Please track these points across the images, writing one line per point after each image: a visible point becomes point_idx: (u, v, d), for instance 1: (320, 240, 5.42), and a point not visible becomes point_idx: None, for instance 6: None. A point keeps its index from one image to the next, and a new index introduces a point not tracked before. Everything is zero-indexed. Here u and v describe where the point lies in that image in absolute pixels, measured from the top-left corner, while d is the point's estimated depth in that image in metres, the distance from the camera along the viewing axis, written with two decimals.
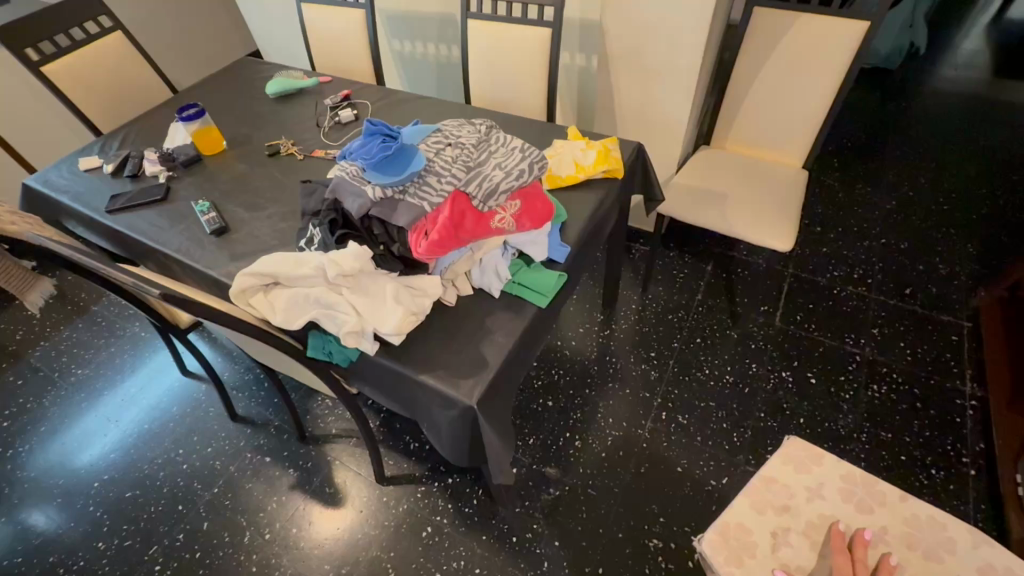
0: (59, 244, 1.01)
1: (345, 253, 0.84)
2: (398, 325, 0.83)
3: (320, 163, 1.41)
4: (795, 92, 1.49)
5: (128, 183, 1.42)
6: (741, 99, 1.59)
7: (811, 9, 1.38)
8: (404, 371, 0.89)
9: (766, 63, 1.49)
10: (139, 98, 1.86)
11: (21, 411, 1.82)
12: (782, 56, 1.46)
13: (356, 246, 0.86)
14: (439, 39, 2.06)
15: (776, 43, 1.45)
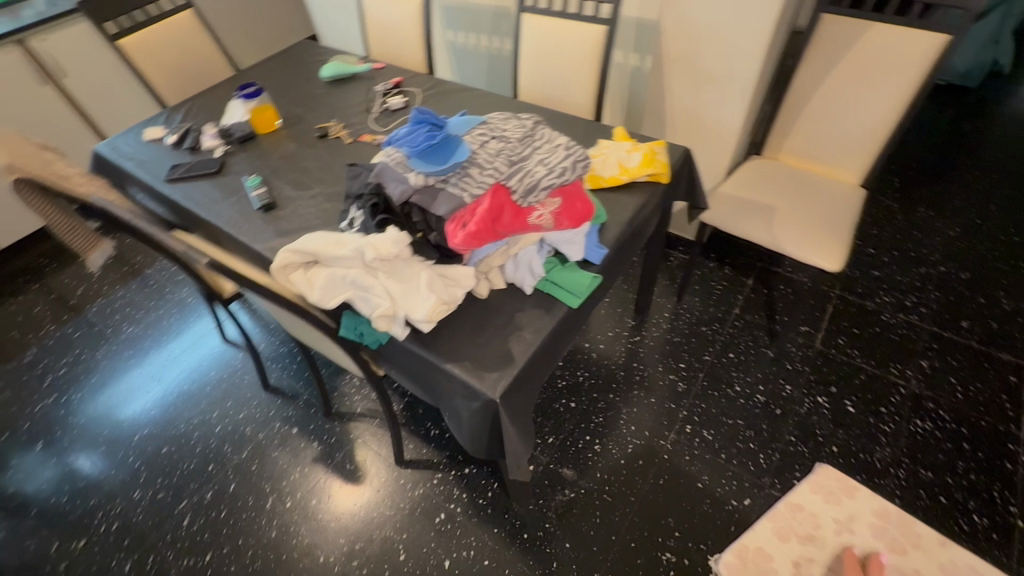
0: (120, 208, 1.07)
1: (385, 238, 0.86)
2: (429, 313, 0.84)
3: (367, 148, 1.44)
4: (859, 104, 1.42)
5: (187, 155, 1.49)
6: (799, 109, 1.53)
7: (884, 18, 1.31)
8: (431, 359, 0.90)
9: (830, 73, 1.43)
10: (202, 74, 1.95)
11: (75, 361, 1.95)
12: (849, 66, 1.39)
13: (396, 231, 0.87)
14: (493, 32, 2.06)
15: (843, 52, 1.39)
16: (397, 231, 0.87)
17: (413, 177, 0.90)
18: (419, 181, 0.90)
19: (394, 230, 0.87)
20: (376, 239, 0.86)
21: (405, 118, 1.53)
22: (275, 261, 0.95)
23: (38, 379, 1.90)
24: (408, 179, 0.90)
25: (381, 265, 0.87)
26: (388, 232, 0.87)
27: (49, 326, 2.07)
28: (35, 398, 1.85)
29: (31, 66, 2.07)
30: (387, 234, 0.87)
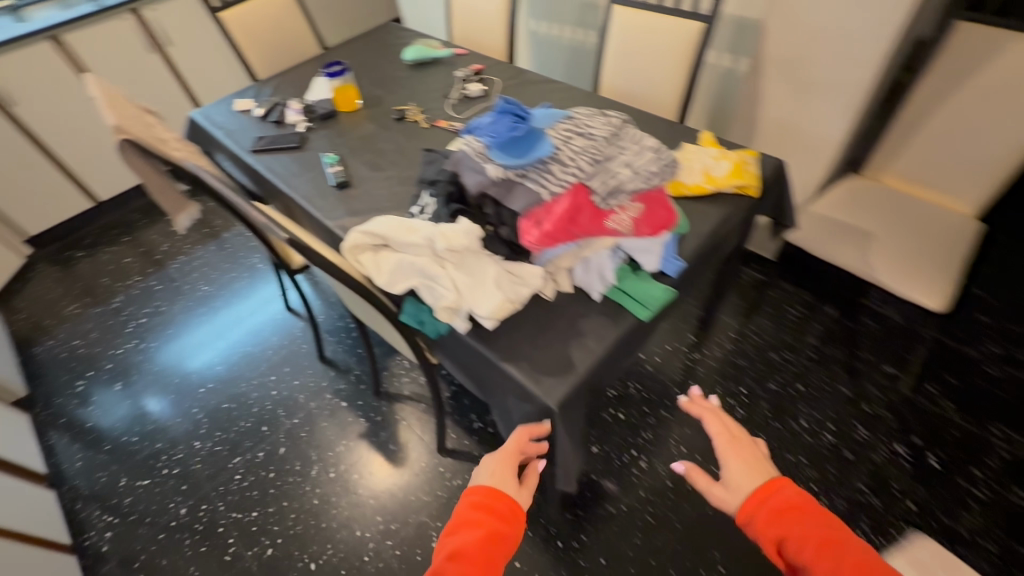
0: (210, 177, 1.13)
1: (456, 230, 0.85)
2: (494, 311, 0.83)
3: (443, 133, 1.43)
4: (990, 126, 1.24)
5: (272, 127, 1.54)
6: (916, 127, 1.37)
7: None
8: (488, 355, 0.88)
9: (960, 88, 1.27)
10: (292, 51, 2.02)
11: (155, 313, 2.09)
12: (984, 81, 1.23)
13: (468, 225, 0.86)
14: (578, 23, 1.99)
15: (979, 65, 1.22)
16: (468, 224, 0.86)
17: (487, 168, 0.87)
18: (492, 171, 0.86)
19: (466, 223, 0.86)
20: (447, 231, 0.85)
21: (482, 107, 1.51)
22: (346, 241, 0.95)
23: (121, 324, 2.06)
24: (482, 170, 0.88)
25: (449, 257, 0.86)
26: (460, 225, 0.85)
27: (135, 276, 2.24)
28: (117, 342, 2.00)
29: (142, 33, 2.22)
30: (458, 226, 0.85)
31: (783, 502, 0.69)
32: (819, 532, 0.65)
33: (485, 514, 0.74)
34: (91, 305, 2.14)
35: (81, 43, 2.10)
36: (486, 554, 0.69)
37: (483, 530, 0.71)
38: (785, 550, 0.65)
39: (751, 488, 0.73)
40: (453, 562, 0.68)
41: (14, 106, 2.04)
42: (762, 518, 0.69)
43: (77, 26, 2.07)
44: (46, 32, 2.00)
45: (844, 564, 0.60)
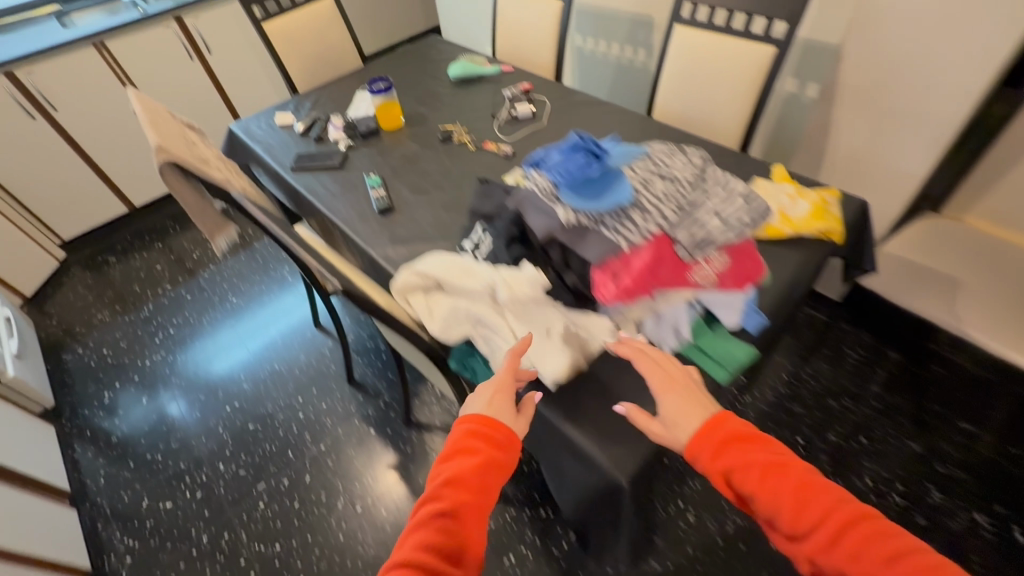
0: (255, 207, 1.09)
1: (520, 277, 0.78)
2: (559, 369, 0.74)
3: (490, 157, 1.36)
4: None
5: (313, 144, 1.48)
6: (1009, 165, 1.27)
7: None
8: (548, 416, 0.80)
9: None
10: (332, 62, 1.97)
11: (184, 323, 2.06)
12: None
13: (534, 271, 0.78)
14: (628, 40, 1.91)
15: None
16: (534, 271, 0.79)
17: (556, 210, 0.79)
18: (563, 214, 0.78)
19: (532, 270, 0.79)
20: (510, 279, 0.79)
21: (532, 130, 1.43)
22: (396, 278, 0.89)
23: (150, 334, 2.03)
24: (550, 211, 0.80)
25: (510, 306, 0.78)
26: (524, 273, 0.78)
27: (166, 284, 2.21)
28: (145, 353, 1.97)
29: (182, 40, 2.20)
30: (522, 274, 0.78)
31: (729, 438, 0.62)
32: (767, 462, 0.59)
33: (481, 445, 0.63)
34: (121, 313, 2.12)
35: (124, 49, 2.09)
36: (483, 489, 0.60)
37: (478, 462, 0.61)
38: (733, 484, 0.59)
39: (694, 428, 0.64)
40: (449, 492, 0.58)
41: (56, 111, 2.04)
42: (707, 454, 0.61)
43: (121, 33, 2.06)
44: (90, 38, 1.99)
45: (791, 490, 0.56)
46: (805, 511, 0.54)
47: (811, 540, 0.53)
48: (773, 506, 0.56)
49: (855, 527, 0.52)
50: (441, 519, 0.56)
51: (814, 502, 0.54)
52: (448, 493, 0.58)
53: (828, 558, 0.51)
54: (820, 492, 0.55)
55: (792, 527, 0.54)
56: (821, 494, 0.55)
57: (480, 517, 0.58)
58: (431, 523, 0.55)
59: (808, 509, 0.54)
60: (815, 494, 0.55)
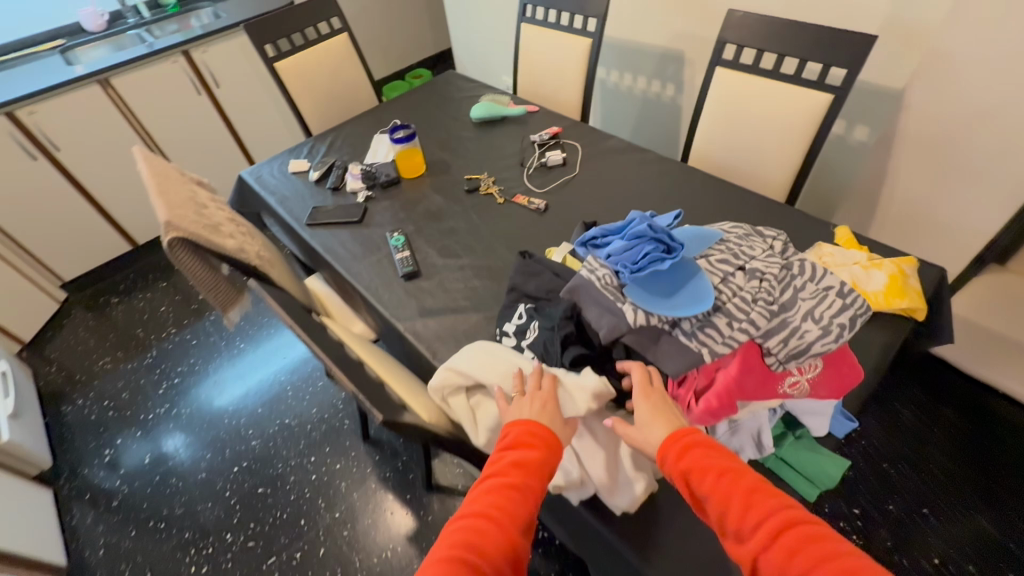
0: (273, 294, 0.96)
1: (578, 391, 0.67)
2: (629, 498, 0.67)
3: (521, 211, 1.26)
4: None
5: (329, 195, 1.39)
6: None
7: None
8: (616, 544, 0.69)
9: None
10: (345, 99, 1.89)
11: (189, 371, 1.95)
12: None
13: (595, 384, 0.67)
14: (655, 75, 1.82)
15: None
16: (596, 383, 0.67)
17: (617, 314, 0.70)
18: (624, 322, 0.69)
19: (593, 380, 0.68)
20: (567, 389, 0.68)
21: (564, 179, 1.33)
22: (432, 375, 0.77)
23: (154, 384, 1.93)
24: (612, 313, 0.71)
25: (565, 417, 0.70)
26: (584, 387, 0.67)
27: (171, 328, 2.11)
28: (148, 406, 1.86)
29: (190, 74, 2.12)
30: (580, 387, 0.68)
31: (696, 442, 0.59)
32: (728, 467, 0.56)
33: (544, 442, 0.62)
34: (124, 359, 2.02)
35: (130, 86, 2.01)
36: (545, 482, 0.59)
37: (540, 457, 0.60)
38: (691, 487, 0.56)
39: (658, 434, 0.61)
40: (514, 471, 0.59)
41: (59, 151, 1.96)
42: (668, 455, 0.58)
43: (127, 69, 1.98)
44: (95, 76, 1.91)
45: (740, 492, 0.53)
46: (757, 515, 0.51)
47: (755, 542, 0.49)
48: (724, 508, 0.53)
49: (805, 533, 0.48)
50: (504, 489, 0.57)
51: (767, 505, 0.51)
52: (512, 473, 0.59)
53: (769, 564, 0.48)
54: (773, 500, 0.52)
55: (739, 530, 0.51)
56: (779, 502, 0.51)
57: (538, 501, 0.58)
58: (495, 491, 0.57)
59: (758, 512, 0.51)
60: (764, 498, 0.52)
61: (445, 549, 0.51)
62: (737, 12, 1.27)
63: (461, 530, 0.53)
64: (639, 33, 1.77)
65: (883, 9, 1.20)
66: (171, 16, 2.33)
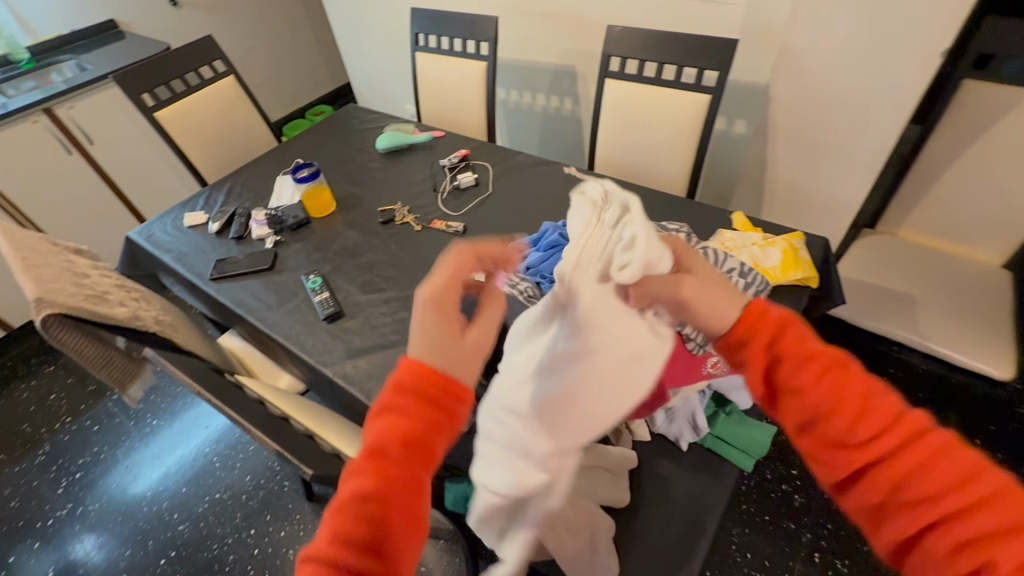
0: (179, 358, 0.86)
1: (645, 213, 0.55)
2: None
3: (439, 236, 1.25)
4: (993, 189, 1.34)
5: (233, 245, 1.31)
6: (920, 195, 1.49)
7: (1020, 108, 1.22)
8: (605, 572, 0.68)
9: (956, 162, 1.37)
10: (241, 144, 1.80)
11: (93, 461, 1.72)
12: (974, 159, 1.34)
13: (594, 206, 0.59)
14: (552, 91, 1.90)
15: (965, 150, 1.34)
16: (575, 205, 0.61)
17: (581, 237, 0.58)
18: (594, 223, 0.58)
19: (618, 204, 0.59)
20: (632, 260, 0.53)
21: (478, 199, 1.34)
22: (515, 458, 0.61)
23: (51, 483, 1.68)
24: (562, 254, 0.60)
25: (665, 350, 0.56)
26: (613, 214, 0.58)
27: (64, 416, 1.87)
28: (46, 510, 1.62)
29: (56, 133, 1.93)
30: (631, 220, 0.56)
31: (794, 330, 0.50)
32: (832, 359, 0.47)
33: (417, 401, 0.48)
34: (8, 463, 1.75)
35: None
36: (416, 461, 0.46)
37: (411, 428, 0.47)
38: (782, 381, 0.48)
39: (736, 312, 0.51)
40: (368, 468, 0.45)
41: None
42: (757, 340, 0.50)
43: None
44: None
45: (852, 395, 0.45)
46: (873, 422, 0.44)
47: (857, 452, 0.43)
48: (828, 413, 0.45)
49: (927, 447, 0.42)
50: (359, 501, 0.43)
51: (884, 410, 0.44)
52: (368, 467, 0.45)
53: (872, 476, 0.43)
54: (888, 403, 0.44)
55: (848, 437, 0.44)
56: (893, 406, 0.44)
57: (409, 493, 0.45)
58: (346, 513, 0.43)
59: (873, 420, 0.44)
60: (882, 403, 0.44)
61: None
62: (616, 28, 1.36)
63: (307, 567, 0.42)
64: (530, 53, 1.84)
65: (740, 16, 1.34)
66: (26, 72, 2.10)
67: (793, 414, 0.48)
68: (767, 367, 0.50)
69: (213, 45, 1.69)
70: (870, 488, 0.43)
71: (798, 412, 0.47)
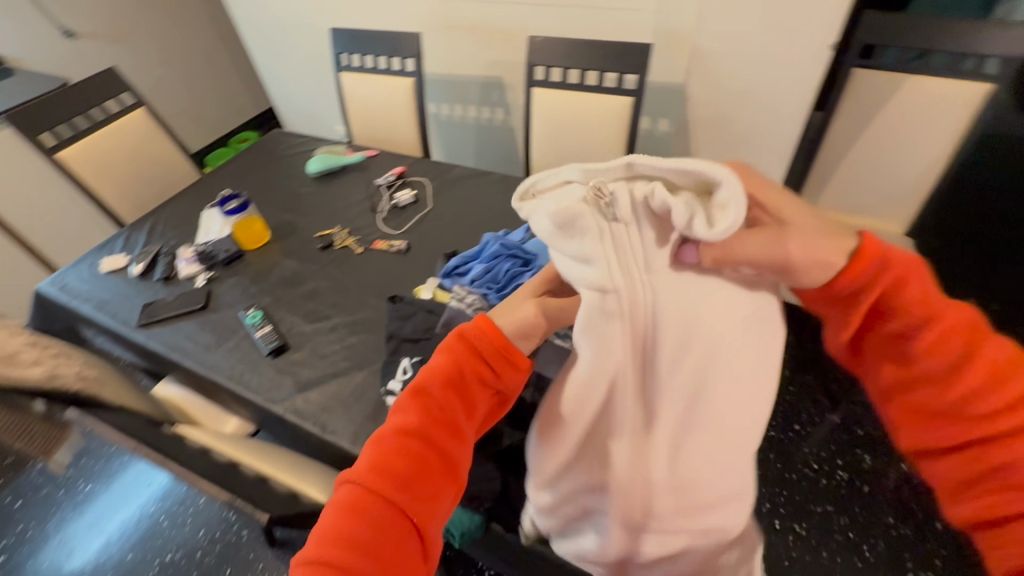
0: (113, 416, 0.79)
1: (679, 169, 0.46)
2: None
3: (382, 256, 1.23)
4: (891, 161, 1.41)
5: (160, 287, 1.23)
6: None
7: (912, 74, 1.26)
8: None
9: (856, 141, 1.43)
10: (160, 179, 1.70)
11: (18, 542, 1.52)
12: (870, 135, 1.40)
13: (591, 207, 0.48)
14: (482, 102, 1.92)
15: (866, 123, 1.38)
16: (558, 213, 0.48)
17: (601, 247, 0.48)
18: (605, 225, 0.48)
19: (615, 188, 0.48)
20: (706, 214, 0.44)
21: (419, 216, 1.33)
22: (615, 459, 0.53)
23: None
24: (586, 268, 0.49)
25: (765, 319, 0.50)
26: (621, 203, 0.47)
27: None
28: None
29: None
30: (655, 193, 0.46)
31: (916, 283, 0.47)
32: (955, 322, 0.46)
33: (468, 355, 0.52)
34: None
35: None
36: (458, 410, 0.50)
37: (454, 375, 0.51)
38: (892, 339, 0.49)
39: (843, 260, 0.48)
40: (411, 408, 0.50)
41: None
42: (868, 296, 0.48)
43: None
44: None
45: (972, 363, 0.45)
46: (988, 396, 0.45)
47: (963, 420, 0.46)
48: (938, 377, 0.47)
49: None
50: (400, 436, 0.48)
51: (1006, 384, 0.44)
52: (411, 408, 0.49)
53: (969, 445, 0.46)
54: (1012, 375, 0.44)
55: (953, 405, 0.46)
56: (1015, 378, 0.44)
57: (451, 441, 0.49)
58: (387, 439, 0.48)
59: (989, 393, 0.45)
60: (1006, 374, 0.44)
61: (331, 517, 0.44)
62: (537, 38, 1.40)
63: (346, 489, 0.46)
64: (457, 66, 1.85)
65: (652, 21, 1.41)
66: None
67: (894, 373, 0.50)
68: (869, 322, 0.51)
69: (117, 77, 1.59)
70: (966, 452, 0.46)
71: (896, 371, 0.50)
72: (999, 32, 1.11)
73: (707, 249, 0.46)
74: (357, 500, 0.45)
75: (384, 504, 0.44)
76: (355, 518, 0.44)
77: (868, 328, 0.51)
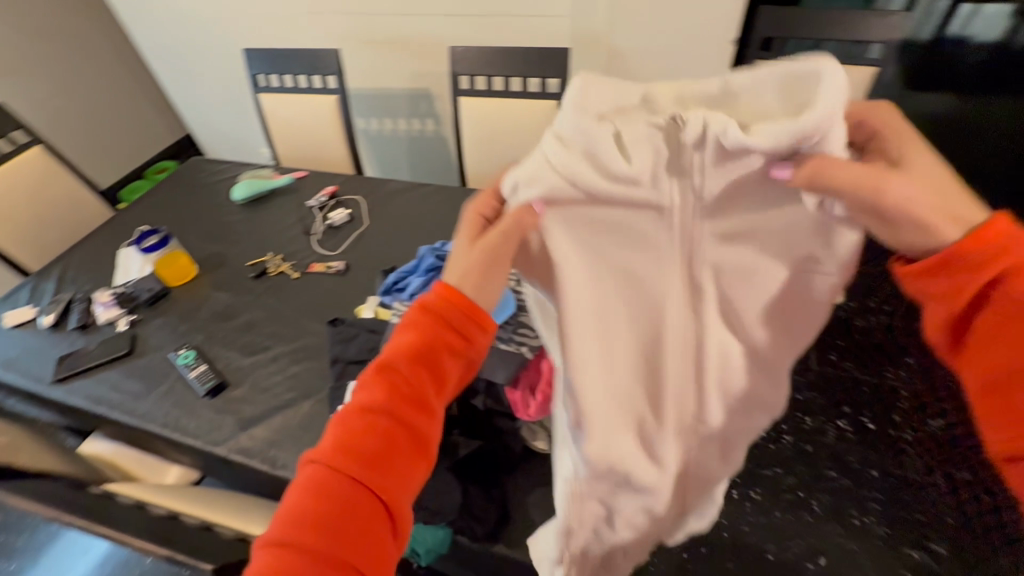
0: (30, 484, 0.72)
1: (770, 83, 0.43)
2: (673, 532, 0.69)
3: (320, 279, 1.20)
4: None
5: (76, 336, 1.14)
6: None
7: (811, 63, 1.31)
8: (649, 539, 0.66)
9: None
10: (67, 220, 1.57)
11: None
12: None
13: (663, 134, 0.45)
14: (412, 115, 1.91)
15: None
16: (614, 132, 0.46)
17: (670, 184, 0.47)
18: (668, 148, 0.46)
19: (691, 115, 0.44)
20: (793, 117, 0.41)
21: (355, 234, 1.30)
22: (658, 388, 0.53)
23: None
24: (634, 201, 0.47)
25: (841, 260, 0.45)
26: (691, 122, 0.44)
27: None
28: None
29: None
30: (728, 130, 0.42)
31: None
32: None
33: (435, 326, 0.49)
34: None
35: None
36: (429, 382, 0.47)
37: (422, 347, 0.48)
38: (998, 325, 0.38)
39: (953, 229, 0.40)
40: (376, 385, 0.46)
41: None
42: (976, 270, 0.38)
43: None
44: None
45: None
46: None
47: None
48: None
49: None
50: (366, 413, 0.45)
51: None
52: (376, 386, 0.46)
53: None
54: None
55: None
56: None
57: (420, 417, 0.46)
58: (351, 417, 0.45)
59: None
60: None
61: (292, 503, 0.42)
62: (457, 48, 1.41)
63: (309, 471, 0.44)
64: (381, 80, 1.83)
65: (568, 25, 1.46)
66: None
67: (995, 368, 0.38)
68: (969, 312, 0.40)
69: (5, 115, 1.46)
70: None
71: (1001, 366, 0.38)
72: (875, 21, 1.22)
73: (802, 172, 0.41)
74: (320, 483, 0.43)
75: (350, 484, 0.42)
76: (318, 501, 0.42)
77: (967, 321, 0.41)
